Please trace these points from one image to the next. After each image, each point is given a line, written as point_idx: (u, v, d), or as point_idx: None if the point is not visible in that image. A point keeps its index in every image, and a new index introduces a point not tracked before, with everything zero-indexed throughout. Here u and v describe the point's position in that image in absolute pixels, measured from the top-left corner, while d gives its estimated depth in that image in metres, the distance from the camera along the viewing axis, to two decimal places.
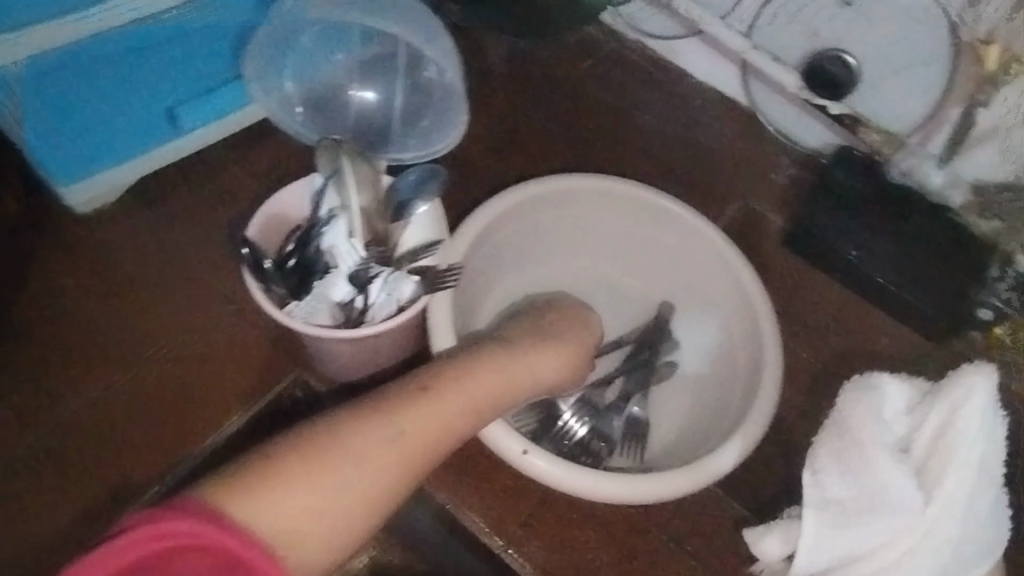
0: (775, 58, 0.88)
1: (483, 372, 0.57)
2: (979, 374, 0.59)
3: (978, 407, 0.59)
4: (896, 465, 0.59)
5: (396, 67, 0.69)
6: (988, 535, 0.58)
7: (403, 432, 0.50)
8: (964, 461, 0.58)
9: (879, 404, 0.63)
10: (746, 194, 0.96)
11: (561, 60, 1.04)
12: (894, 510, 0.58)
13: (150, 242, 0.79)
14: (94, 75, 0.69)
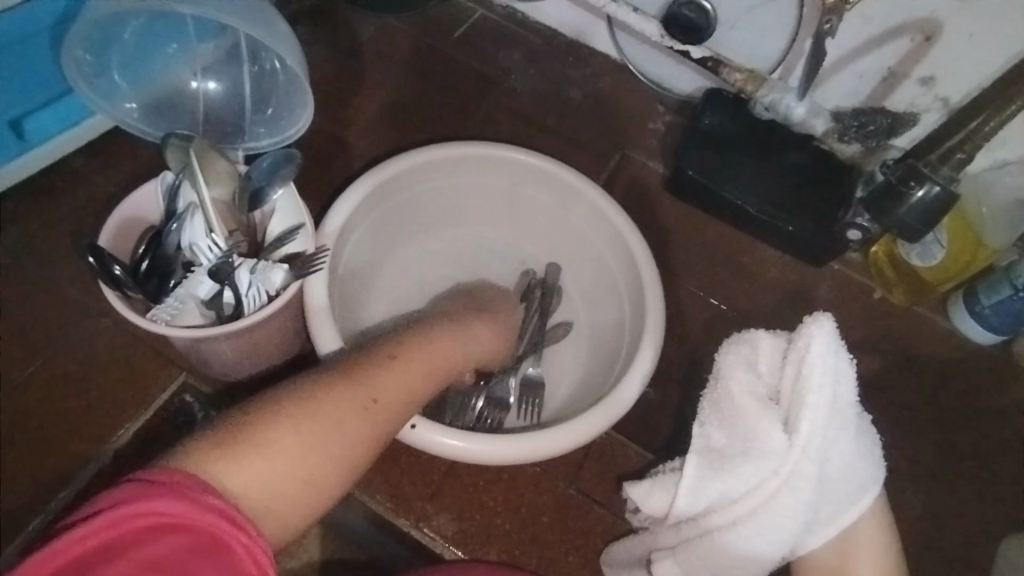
0: (634, 9, 0.90)
1: (436, 347, 0.61)
2: (817, 321, 0.57)
3: (822, 350, 0.56)
4: (762, 413, 0.58)
5: (238, 57, 0.67)
6: (858, 475, 0.56)
7: (374, 404, 0.53)
8: (818, 404, 0.56)
9: (751, 356, 0.62)
10: (625, 145, 0.98)
11: (431, 32, 1.03)
12: (760, 455, 0.57)
13: (12, 264, 0.74)
14: None
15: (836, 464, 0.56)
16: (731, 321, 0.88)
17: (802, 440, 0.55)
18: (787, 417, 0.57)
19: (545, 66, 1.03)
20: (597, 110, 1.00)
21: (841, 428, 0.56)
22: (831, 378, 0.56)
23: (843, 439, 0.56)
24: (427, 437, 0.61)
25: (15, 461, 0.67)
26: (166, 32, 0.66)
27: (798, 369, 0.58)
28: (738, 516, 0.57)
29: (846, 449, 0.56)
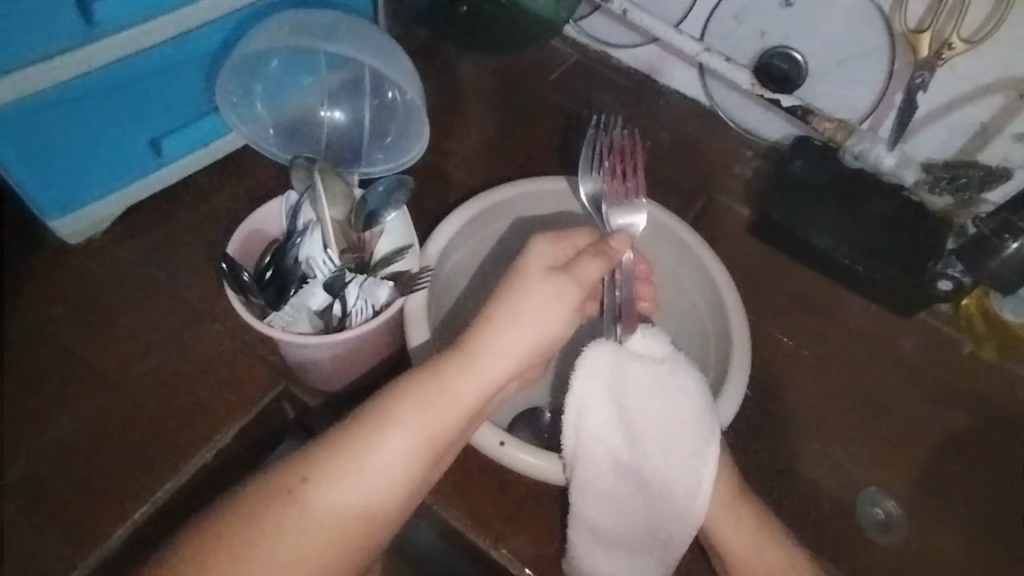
0: (727, 58, 0.93)
1: (440, 390, 0.55)
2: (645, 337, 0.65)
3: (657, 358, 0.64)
4: (632, 416, 0.62)
5: (361, 89, 0.73)
6: (682, 468, 0.61)
7: (313, 496, 0.51)
8: (648, 418, 0.62)
9: (616, 361, 0.63)
10: (707, 189, 1.01)
11: (526, 75, 1.10)
12: (608, 459, 0.62)
13: (139, 267, 0.82)
14: (55, 129, 0.70)
15: (652, 464, 0.62)
16: (811, 366, 0.88)
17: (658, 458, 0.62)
18: (626, 428, 0.62)
19: (632, 111, 1.07)
20: (680, 154, 1.04)
21: (691, 455, 0.61)
22: (654, 391, 0.62)
23: (686, 454, 0.61)
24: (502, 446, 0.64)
25: (127, 446, 0.72)
26: (302, 66, 0.73)
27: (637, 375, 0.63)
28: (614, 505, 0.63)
29: (675, 458, 0.61)
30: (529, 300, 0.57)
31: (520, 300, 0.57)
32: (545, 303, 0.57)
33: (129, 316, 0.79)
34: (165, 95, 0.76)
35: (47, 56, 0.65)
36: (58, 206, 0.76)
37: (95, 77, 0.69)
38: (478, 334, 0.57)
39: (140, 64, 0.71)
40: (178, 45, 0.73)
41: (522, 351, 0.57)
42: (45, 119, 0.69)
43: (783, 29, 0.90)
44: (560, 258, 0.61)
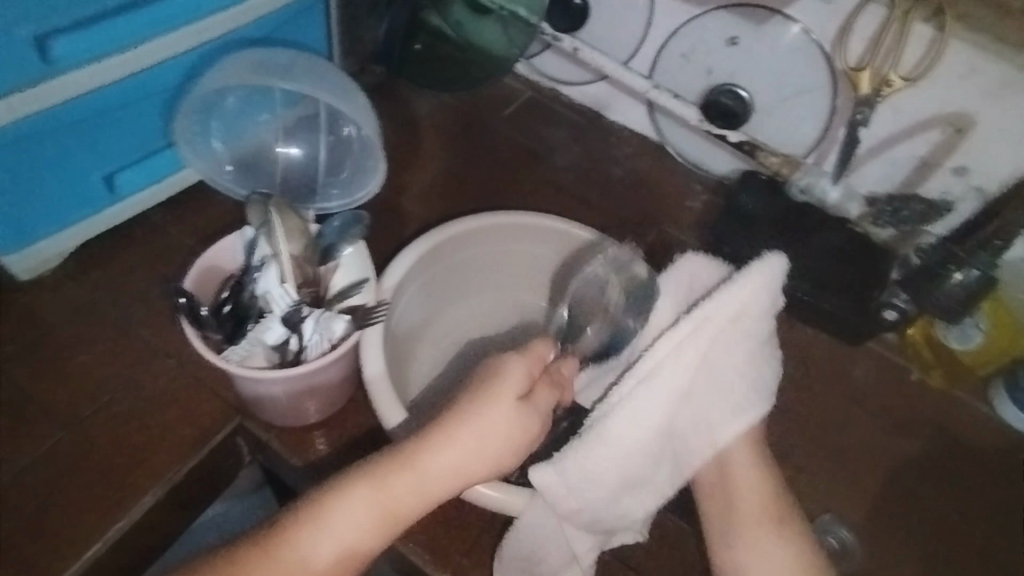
0: (675, 96, 0.97)
1: (382, 496, 0.56)
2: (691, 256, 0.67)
3: (706, 273, 0.66)
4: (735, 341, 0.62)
5: (314, 125, 0.73)
6: (731, 410, 0.63)
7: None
8: (741, 344, 0.62)
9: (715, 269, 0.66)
10: (663, 220, 1.04)
11: (484, 110, 1.12)
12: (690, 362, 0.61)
13: (89, 304, 0.79)
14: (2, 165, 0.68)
15: (703, 398, 0.63)
16: (768, 392, 0.89)
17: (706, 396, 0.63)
18: (701, 357, 0.61)
19: (587, 146, 1.11)
20: (634, 187, 1.07)
21: (738, 401, 0.63)
22: (745, 319, 0.61)
23: (733, 398, 0.63)
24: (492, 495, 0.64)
25: (73, 491, 0.69)
26: (258, 103, 0.72)
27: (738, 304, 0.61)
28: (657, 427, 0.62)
29: (741, 377, 0.63)
30: (492, 415, 0.58)
31: (479, 418, 0.58)
32: (498, 431, 0.59)
33: (76, 354, 0.76)
34: (119, 128, 0.75)
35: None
36: (9, 243, 0.74)
37: (46, 115, 0.68)
38: (429, 450, 0.57)
39: (94, 99, 0.70)
40: (133, 82, 0.72)
41: (467, 465, 0.58)
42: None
43: (731, 67, 0.94)
44: (531, 378, 0.62)
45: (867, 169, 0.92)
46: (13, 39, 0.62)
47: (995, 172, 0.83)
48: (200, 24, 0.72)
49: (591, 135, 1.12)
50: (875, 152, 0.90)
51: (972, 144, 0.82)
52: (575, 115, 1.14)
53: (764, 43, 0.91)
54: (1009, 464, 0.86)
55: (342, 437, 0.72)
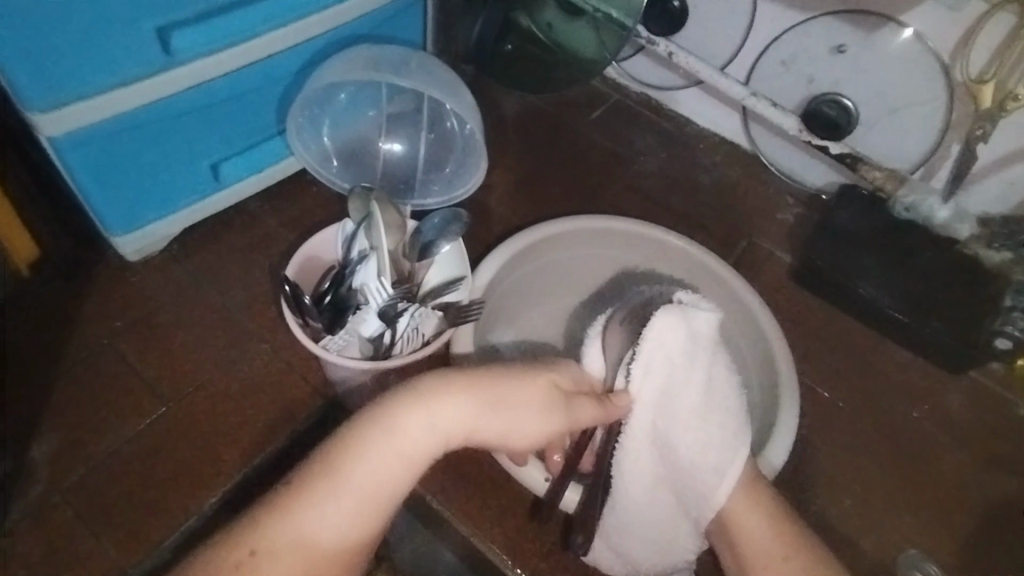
0: (773, 103, 0.94)
1: (400, 449, 0.53)
2: (665, 313, 0.65)
3: (679, 332, 0.65)
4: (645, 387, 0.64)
5: (417, 121, 0.75)
6: (712, 454, 0.63)
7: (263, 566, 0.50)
8: (687, 393, 0.65)
9: (679, 321, 0.66)
10: (751, 232, 1.01)
11: (570, 114, 1.12)
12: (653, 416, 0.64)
13: (193, 285, 0.83)
14: (124, 147, 0.72)
15: (686, 448, 0.64)
16: (857, 416, 0.85)
17: (689, 429, 0.64)
18: (672, 388, 0.64)
19: (676, 153, 1.08)
20: (723, 197, 1.04)
21: (722, 435, 0.64)
22: (689, 360, 0.65)
23: (718, 433, 0.64)
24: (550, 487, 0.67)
25: (174, 463, 0.72)
26: (366, 99, 0.75)
27: (646, 351, 0.65)
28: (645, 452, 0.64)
29: (706, 432, 0.64)
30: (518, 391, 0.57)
31: (500, 385, 0.57)
32: (519, 397, 0.57)
33: (177, 334, 0.79)
34: (232, 117, 0.77)
35: (120, 83, 0.67)
36: (121, 224, 0.78)
37: (168, 101, 0.71)
38: (448, 404, 0.55)
39: (210, 89, 0.73)
40: (243, 75, 0.74)
41: (492, 434, 0.56)
42: (115, 142, 0.71)
43: (835, 75, 0.90)
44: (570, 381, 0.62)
45: (982, 188, 0.88)
46: (142, 29, 0.65)
47: None
48: (311, 18, 0.74)
49: (680, 142, 1.10)
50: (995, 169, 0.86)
51: None
52: (664, 120, 1.12)
53: (876, 52, 0.87)
54: None
55: None
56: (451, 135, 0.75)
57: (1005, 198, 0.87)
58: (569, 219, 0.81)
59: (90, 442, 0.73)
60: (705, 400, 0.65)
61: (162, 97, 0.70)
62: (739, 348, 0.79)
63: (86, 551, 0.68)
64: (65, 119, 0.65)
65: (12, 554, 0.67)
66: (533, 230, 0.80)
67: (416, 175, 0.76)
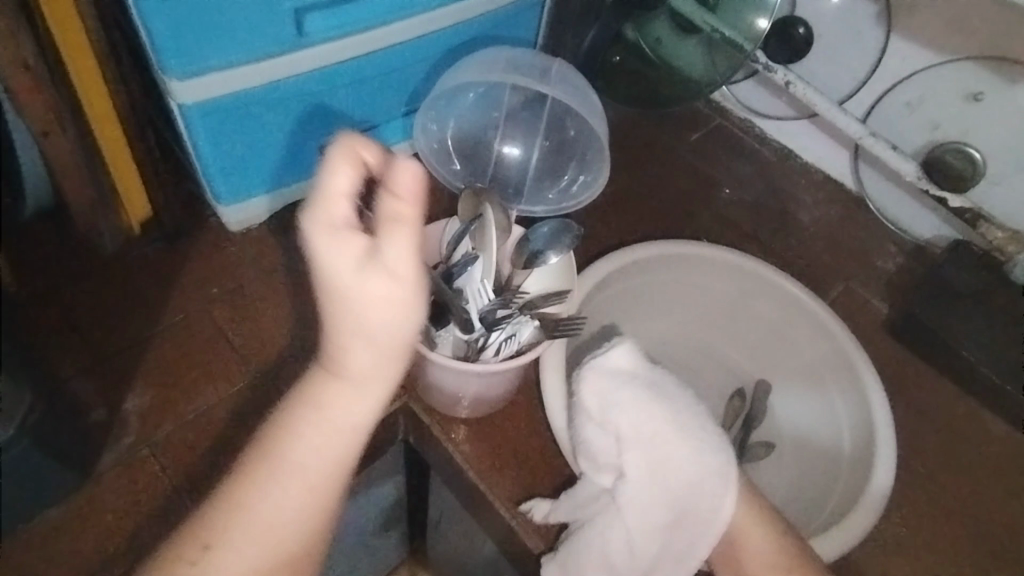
0: (893, 147, 0.90)
1: (321, 417, 0.53)
2: (612, 349, 0.67)
3: (622, 369, 0.66)
4: (615, 429, 0.64)
5: (536, 125, 0.77)
6: (707, 479, 0.62)
7: (222, 551, 0.53)
8: (658, 433, 0.63)
9: (628, 361, 0.67)
10: (848, 275, 0.97)
11: (669, 132, 1.10)
12: (637, 466, 0.63)
13: (286, 262, 0.84)
14: (245, 121, 0.74)
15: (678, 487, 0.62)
16: (943, 485, 0.80)
17: (659, 427, 0.63)
18: (625, 394, 0.65)
19: (775, 184, 1.05)
20: (820, 235, 1.00)
21: (691, 432, 0.64)
22: (643, 396, 0.65)
23: (694, 432, 0.63)
24: (566, 517, 0.66)
25: (253, 435, 0.73)
26: (489, 101, 0.76)
27: (596, 391, 0.65)
28: (626, 478, 0.63)
29: (693, 465, 0.62)
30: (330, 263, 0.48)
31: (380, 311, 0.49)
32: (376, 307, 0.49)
33: (267, 306, 0.81)
34: (349, 102, 0.79)
35: (256, 58, 0.68)
36: (229, 193, 0.80)
37: (293, 80, 0.73)
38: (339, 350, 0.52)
39: (334, 72, 0.74)
40: (365, 62, 0.75)
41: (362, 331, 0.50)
42: (238, 115, 0.73)
43: (962, 123, 0.86)
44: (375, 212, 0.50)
45: None
46: (282, 9, 0.66)
47: None
48: (438, 11, 0.75)
49: (781, 173, 1.06)
50: None
51: None
52: (766, 149, 1.09)
53: (1013, 101, 0.83)
54: None
55: (491, 436, 0.73)
56: (568, 143, 0.76)
57: None
58: (671, 241, 0.79)
59: (178, 403, 0.75)
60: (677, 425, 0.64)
61: (288, 76, 0.72)
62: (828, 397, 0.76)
63: (166, 507, 0.70)
64: (197, 88, 0.68)
65: (95, 500, 0.69)
66: (637, 250, 0.77)
67: (528, 182, 0.77)
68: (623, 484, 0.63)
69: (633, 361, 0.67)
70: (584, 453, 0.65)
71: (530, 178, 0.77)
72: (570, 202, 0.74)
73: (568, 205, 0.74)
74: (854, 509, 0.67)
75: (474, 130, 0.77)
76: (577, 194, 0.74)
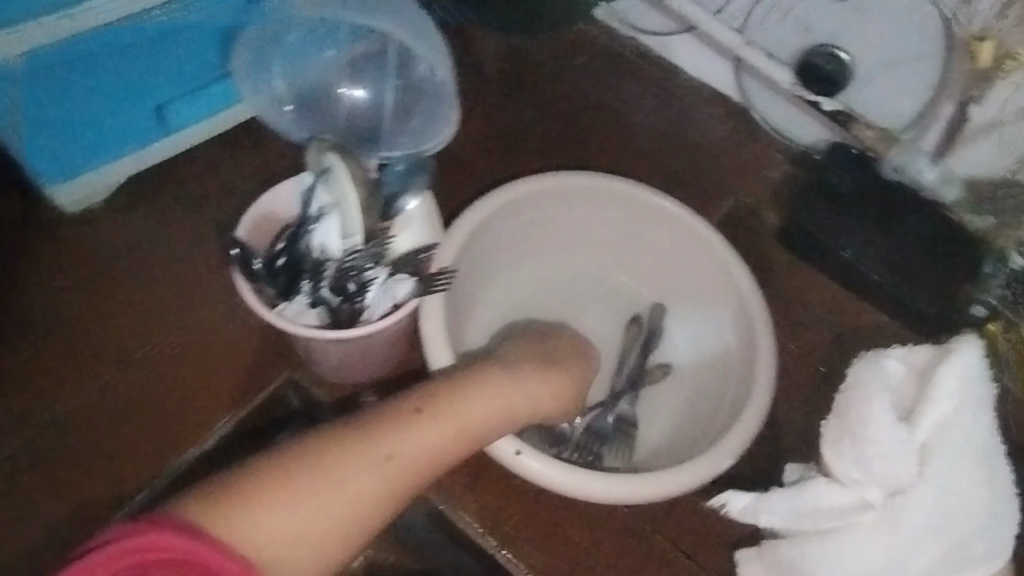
0: (768, 54, 0.89)
1: (488, 394, 0.62)
2: (961, 348, 0.65)
3: (960, 374, 0.65)
4: (902, 432, 0.64)
5: (384, 64, 0.73)
6: (913, 519, 0.62)
7: (331, 503, 0.52)
8: (961, 463, 0.63)
9: (968, 368, 0.65)
10: (739, 190, 0.97)
11: (555, 57, 1.06)
12: (926, 483, 0.63)
13: (152, 243, 0.79)
14: (48, 90, 0.68)
15: (943, 520, 0.62)
16: (833, 387, 0.85)
17: (941, 445, 0.63)
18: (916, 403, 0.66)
19: (663, 104, 1.04)
20: (710, 152, 1.00)
21: (978, 464, 0.63)
22: (963, 411, 0.64)
23: (952, 449, 0.63)
24: (781, 525, 0.66)
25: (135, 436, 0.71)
26: (324, 37, 0.72)
27: (886, 388, 0.66)
28: (912, 491, 0.63)
29: (974, 512, 0.62)
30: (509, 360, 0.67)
31: (507, 381, 0.64)
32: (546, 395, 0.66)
33: (134, 291, 0.77)
34: (171, 60, 0.72)
35: (49, 9, 0.62)
36: (57, 170, 0.74)
37: (91, 42, 0.66)
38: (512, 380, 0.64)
39: (140, 27, 0.68)
40: (175, 13, 0.69)
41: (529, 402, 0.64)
42: (34, 87, 0.67)
43: (833, 26, 0.87)
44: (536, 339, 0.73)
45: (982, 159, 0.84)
46: None
47: None
48: None
49: (669, 92, 1.05)
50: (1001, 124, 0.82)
51: None
52: (654, 68, 1.06)
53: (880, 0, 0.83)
54: None
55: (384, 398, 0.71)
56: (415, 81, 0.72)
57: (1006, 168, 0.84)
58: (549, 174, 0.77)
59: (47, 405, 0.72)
60: (931, 459, 0.63)
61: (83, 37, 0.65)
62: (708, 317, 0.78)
63: (43, 516, 0.68)
64: None
65: None
66: (511, 187, 0.75)
67: (379, 126, 0.73)
68: (902, 497, 0.63)
69: (975, 378, 0.65)
70: (846, 456, 0.65)
71: (380, 121, 0.73)
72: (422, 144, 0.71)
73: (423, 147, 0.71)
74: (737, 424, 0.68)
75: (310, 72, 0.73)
76: (429, 133, 0.72)
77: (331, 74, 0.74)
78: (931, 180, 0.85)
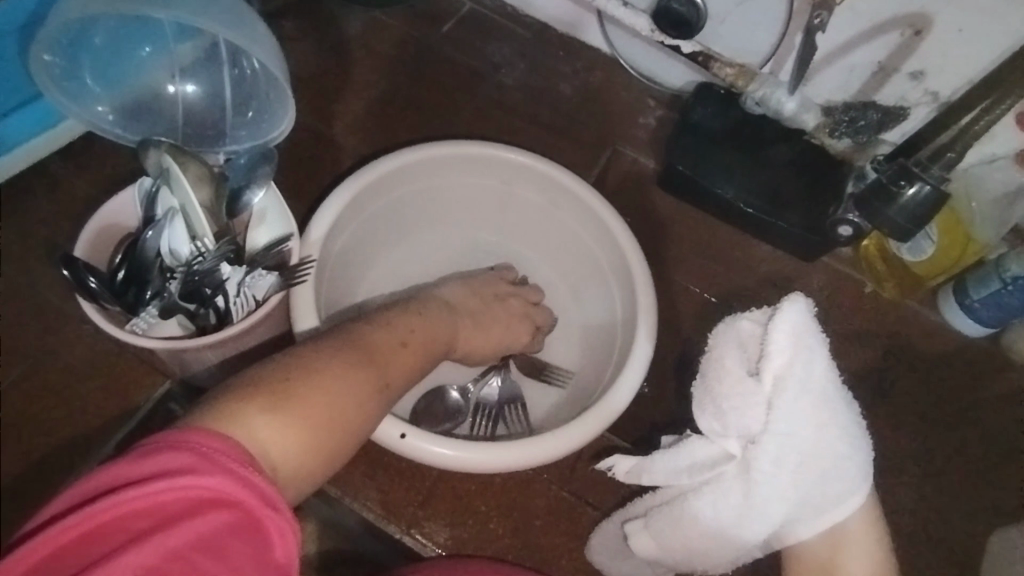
0: (624, 3, 0.90)
1: (440, 316, 0.68)
2: (793, 302, 0.54)
3: (794, 327, 0.53)
4: (746, 392, 0.54)
5: (217, 58, 0.71)
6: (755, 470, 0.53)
7: (337, 398, 0.50)
8: (798, 419, 0.52)
9: (802, 318, 0.54)
10: (617, 142, 0.99)
11: (421, 26, 1.04)
12: (762, 445, 0.53)
13: (22, 272, 0.78)
14: None
15: (777, 474, 0.52)
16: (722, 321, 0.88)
17: (786, 390, 0.52)
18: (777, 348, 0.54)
19: (536, 62, 1.03)
20: (584, 105, 1.01)
21: (826, 403, 0.53)
22: (803, 361, 0.53)
23: (795, 395, 0.52)
24: (664, 482, 0.60)
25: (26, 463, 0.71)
26: (140, 35, 0.70)
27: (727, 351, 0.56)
28: (760, 441, 0.53)
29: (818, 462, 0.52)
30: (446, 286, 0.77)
31: (487, 320, 0.74)
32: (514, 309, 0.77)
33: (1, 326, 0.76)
34: None
35: None
36: None
37: None
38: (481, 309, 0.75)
39: None
40: None
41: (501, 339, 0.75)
42: None
43: None
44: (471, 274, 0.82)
45: (837, 82, 0.87)
46: None
47: (951, 63, 0.79)
48: None
49: (540, 50, 1.04)
50: (851, 44, 0.83)
51: (962, 29, 0.75)
52: (522, 28, 1.06)
53: None
54: (954, 377, 0.87)
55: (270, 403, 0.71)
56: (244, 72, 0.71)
57: (863, 86, 0.86)
58: (414, 149, 0.75)
59: None
60: (777, 415, 0.52)
61: None
62: (577, 270, 0.82)
63: None
64: None
65: None
66: (373, 167, 0.73)
67: (218, 121, 0.73)
68: (753, 448, 0.53)
69: (811, 334, 0.54)
70: (705, 409, 0.57)
71: (216, 117, 0.73)
72: (266, 137, 0.73)
73: (267, 141, 0.73)
74: (614, 368, 0.72)
75: (132, 76, 0.71)
76: (269, 125, 0.73)
77: (153, 74, 0.72)
78: (791, 109, 0.89)
